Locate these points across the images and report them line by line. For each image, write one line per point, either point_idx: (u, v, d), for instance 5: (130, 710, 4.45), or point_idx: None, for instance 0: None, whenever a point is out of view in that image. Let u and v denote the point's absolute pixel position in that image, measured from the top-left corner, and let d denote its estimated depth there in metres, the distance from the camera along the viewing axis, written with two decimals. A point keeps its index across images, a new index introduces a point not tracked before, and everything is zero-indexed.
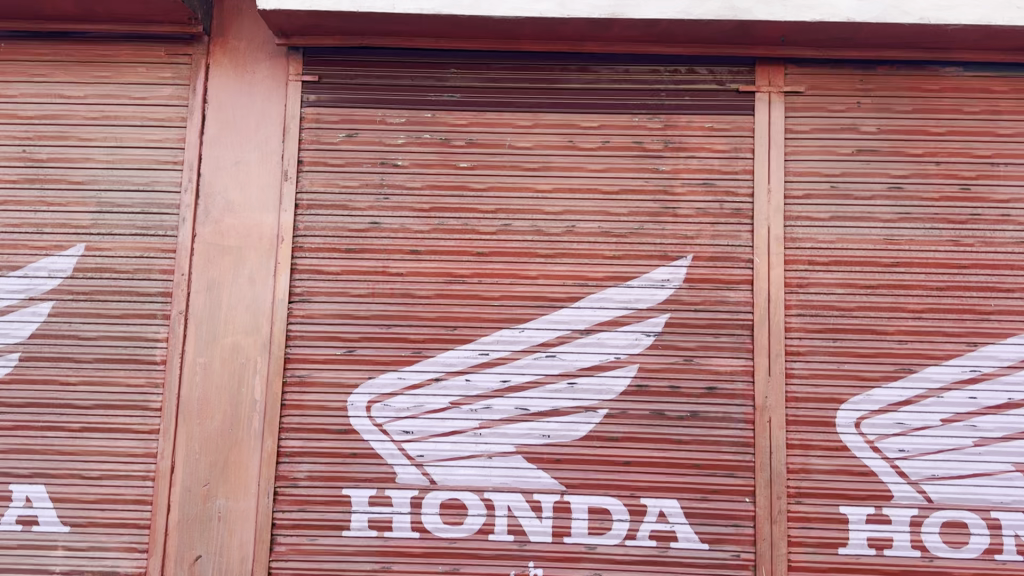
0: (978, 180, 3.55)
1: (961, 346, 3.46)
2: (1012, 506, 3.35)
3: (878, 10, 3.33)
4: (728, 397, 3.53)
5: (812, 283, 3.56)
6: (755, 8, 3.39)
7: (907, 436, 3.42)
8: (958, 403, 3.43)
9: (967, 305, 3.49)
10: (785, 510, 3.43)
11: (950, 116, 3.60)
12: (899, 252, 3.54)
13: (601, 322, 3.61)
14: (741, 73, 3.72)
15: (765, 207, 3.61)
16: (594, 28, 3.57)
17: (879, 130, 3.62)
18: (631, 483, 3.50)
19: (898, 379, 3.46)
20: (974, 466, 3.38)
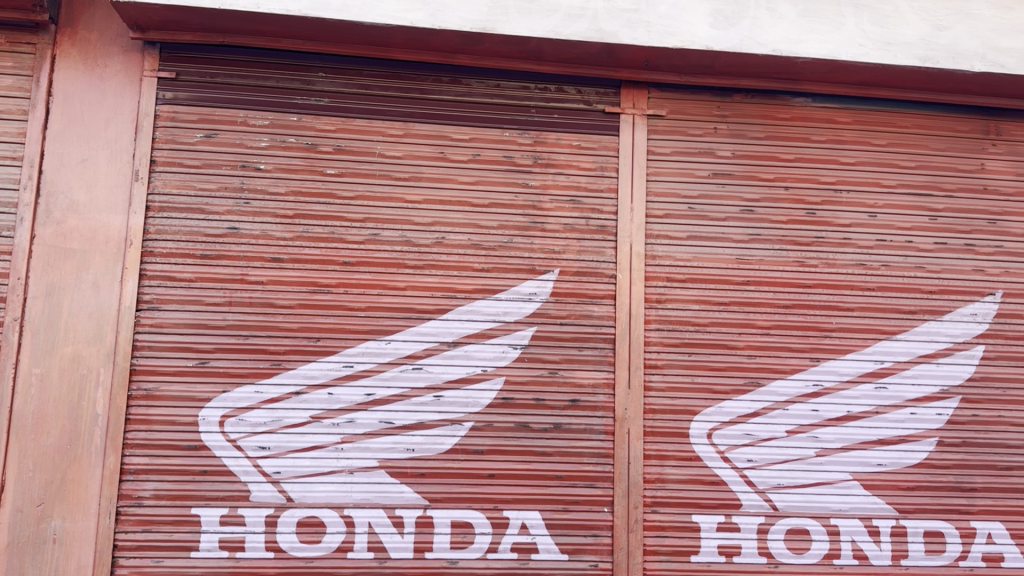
0: (823, 205, 3.76)
1: (805, 361, 3.65)
2: (850, 513, 3.55)
3: (733, 41, 3.50)
4: (590, 410, 3.58)
5: (669, 299, 3.68)
6: (621, 32, 3.49)
7: (755, 446, 3.58)
8: (802, 415, 3.61)
9: (810, 323, 3.68)
10: (641, 519, 3.51)
11: (799, 144, 3.80)
12: (750, 271, 3.71)
13: (469, 335, 3.60)
14: (607, 94, 3.82)
15: (628, 225, 3.71)
16: (465, 41, 3.57)
17: (734, 155, 3.79)
18: (494, 496, 3.49)
19: (748, 392, 3.62)
20: (815, 476, 3.56)
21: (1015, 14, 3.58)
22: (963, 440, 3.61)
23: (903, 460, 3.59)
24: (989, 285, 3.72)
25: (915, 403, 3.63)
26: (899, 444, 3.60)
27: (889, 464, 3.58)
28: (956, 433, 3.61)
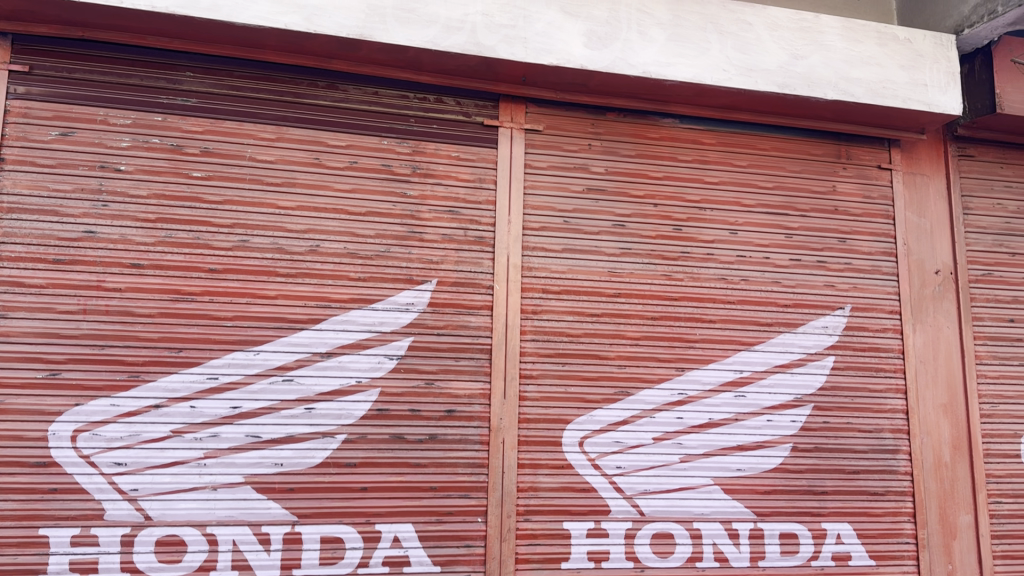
0: (689, 222, 3.93)
1: (671, 371, 3.79)
2: (711, 516, 3.70)
3: (606, 60, 3.60)
4: (465, 420, 3.59)
5: (545, 310, 3.74)
6: (498, 46, 3.53)
7: (624, 453, 3.68)
8: (667, 423, 3.74)
9: (676, 334, 3.83)
10: (514, 528, 3.53)
11: (667, 163, 3.96)
12: (621, 284, 3.83)
13: (342, 345, 3.54)
14: (485, 107, 3.86)
15: (505, 236, 3.75)
16: (341, 47, 3.51)
17: (606, 171, 3.90)
18: (366, 510, 3.44)
19: (617, 401, 3.73)
20: (679, 481, 3.70)
21: (864, 46, 3.80)
22: (815, 445, 3.82)
23: (760, 465, 3.77)
24: (839, 299, 3.97)
25: (772, 410, 3.83)
26: (757, 450, 3.78)
27: (747, 469, 3.76)
28: (808, 439, 3.83)
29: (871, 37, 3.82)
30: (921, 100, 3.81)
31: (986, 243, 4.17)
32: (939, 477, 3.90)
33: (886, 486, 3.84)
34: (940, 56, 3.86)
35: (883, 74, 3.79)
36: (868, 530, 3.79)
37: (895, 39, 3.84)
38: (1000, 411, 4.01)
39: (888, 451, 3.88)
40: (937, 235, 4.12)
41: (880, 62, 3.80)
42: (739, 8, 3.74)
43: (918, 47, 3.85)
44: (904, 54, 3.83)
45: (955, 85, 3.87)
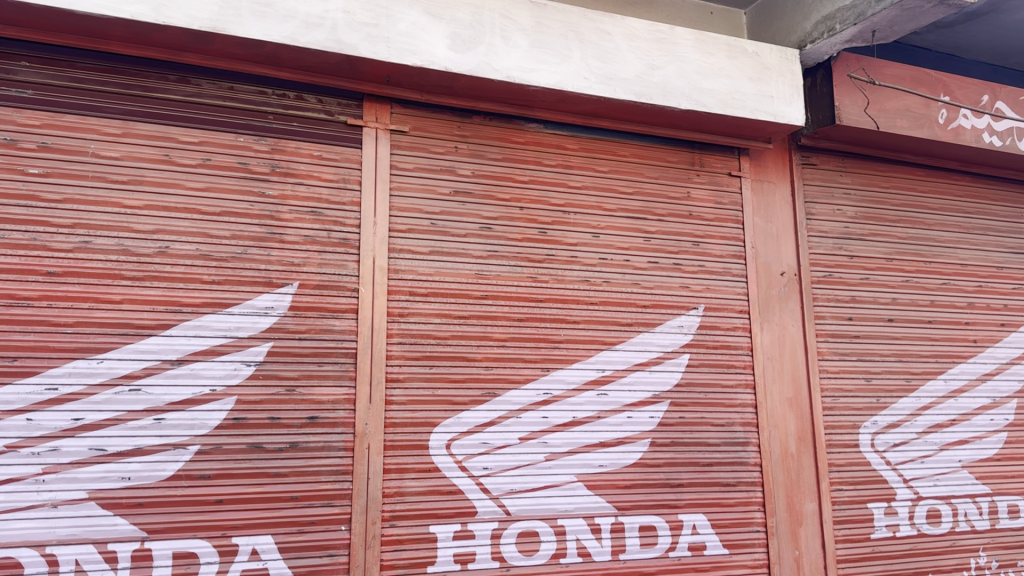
0: (553, 225, 4.00)
1: (536, 371, 3.85)
2: (575, 513, 3.77)
3: (470, 64, 3.61)
4: (329, 426, 3.51)
5: (411, 313, 3.71)
6: (361, 45, 3.46)
7: (490, 454, 3.71)
8: (533, 422, 3.80)
9: (541, 335, 3.89)
10: (378, 534, 3.48)
11: (532, 167, 4.02)
12: (488, 286, 3.85)
13: (196, 352, 3.37)
14: (349, 106, 3.79)
15: (371, 238, 3.69)
16: (193, 40, 3.34)
17: (472, 174, 3.91)
18: (222, 523, 3.29)
19: (484, 403, 3.75)
20: (545, 479, 3.77)
21: (716, 58, 3.97)
22: (671, 440, 3.98)
23: (620, 460, 3.89)
24: (693, 300, 4.15)
25: (631, 407, 3.96)
26: (617, 446, 3.90)
27: (609, 465, 3.87)
28: (665, 433, 3.98)
29: (722, 50, 3.99)
30: (768, 111, 4.03)
31: (827, 247, 4.47)
32: (787, 467, 4.13)
33: (738, 477, 4.04)
34: (786, 70, 4.09)
35: (734, 85, 3.98)
36: (721, 520, 3.97)
37: (745, 52, 4.02)
38: (840, 403, 4.30)
39: (740, 444, 4.08)
40: (783, 239, 4.38)
41: (730, 74, 3.99)
42: (599, 17, 3.83)
43: (766, 60, 4.06)
44: (753, 67, 4.03)
45: (798, 98, 4.11)
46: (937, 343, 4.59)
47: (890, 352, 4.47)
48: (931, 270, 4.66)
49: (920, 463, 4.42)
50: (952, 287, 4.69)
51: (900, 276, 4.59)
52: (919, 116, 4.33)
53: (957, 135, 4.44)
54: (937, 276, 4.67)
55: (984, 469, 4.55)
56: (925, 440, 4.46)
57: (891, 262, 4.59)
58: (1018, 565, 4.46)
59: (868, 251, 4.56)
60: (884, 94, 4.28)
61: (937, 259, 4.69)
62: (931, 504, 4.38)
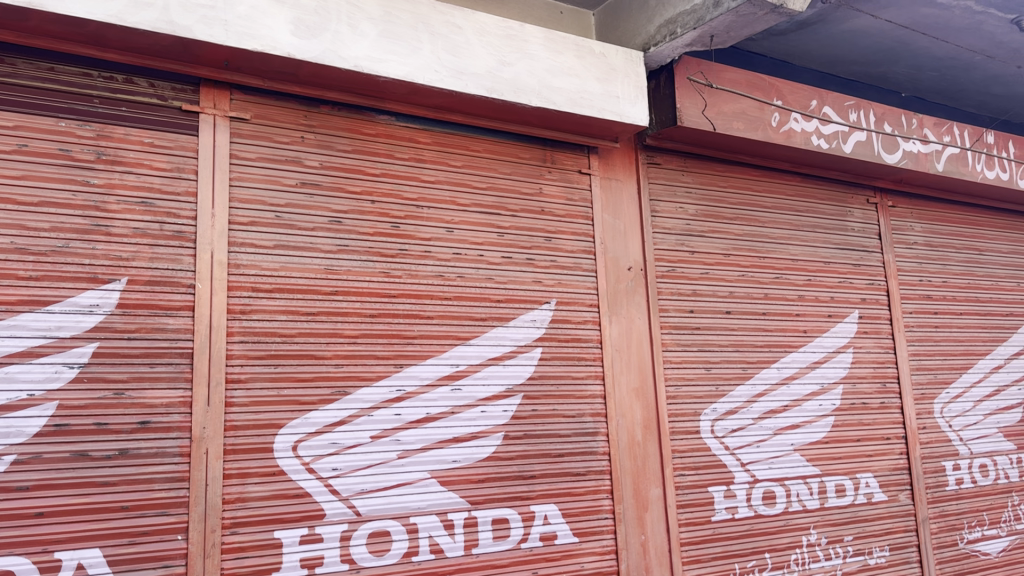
0: (406, 219, 3.91)
1: (389, 368, 3.74)
2: (427, 509, 3.71)
3: (315, 51, 3.46)
4: (163, 431, 3.25)
5: (254, 309, 3.51)
6: (195, 27, 3.24)
7: (340, 454, 3.57)
8: (385, 420, 3.69)
9: (394, 330, 3.79)
10: (219, 542, 3.27)
11: (384, 159, 3.91)
12: (337, 281, 3.70)
13: (11, 354, 3.06)
14: (184, 91, 3.54)
15: (208, 231, 3.46)
16: (4, 14, 3.03)
17: (320, 165, 3.76)
18: (43, 538, 2.99)
19: (333, 402, 3.60)
20: (397, 477, 3.67)
21: (565, 57, 4.03)
22: (524, 432, 4.00)
23: (474, 455, 3.86)
24: (546, 294, 4.19)
25: (485, 401, 3.94)
26: (471, 441, 3.87)
27: (462, 460, 3.83)
28: (518, 427, 3.99)
29: (571, 50, 4.05)
30: (614, 110, 4.14)
31: (670, 242, 4.65)
32: (633, 454, 4.26)
33: (587, 467, 4.11)
34: (630, 71, 4.20)
35: (581, 85, 4.05)
36: (571, 509, 4.02)
37: (592, 52, 4.10)
38: (682, 392, 4.50)
39: (590, 434, 4.16)
40: (630, 235, 4.50)
41: (578, 73, 4.05)
42: (448, 10, 3.77)
43: (612, 61, 4.16)
44: (599, 67, 4.12)
45: (642, 99, 4.24)
46: (771, 333, 4.88)
47: (728, 342, 4.72)
48: (765, 265, 4.95)
49: (756, 447, 4.69)
50: (784, 280, 5.00)
51: (737, 271, 4.85)
52: (753, 118, 4.58)
53: (789, 137, 4.72)
54: (770, 270, 4.97)
55: (813, 451, 4.88)
56: (760, 425, 4.73)
57: (729, 258, 4.83)
58: (843, 540, 4.83)
59: (708, 246, 4.78)
60: (722, 97, 4.48)
61: (771, 254, 4.99)
62: (766, 485, 4.66)
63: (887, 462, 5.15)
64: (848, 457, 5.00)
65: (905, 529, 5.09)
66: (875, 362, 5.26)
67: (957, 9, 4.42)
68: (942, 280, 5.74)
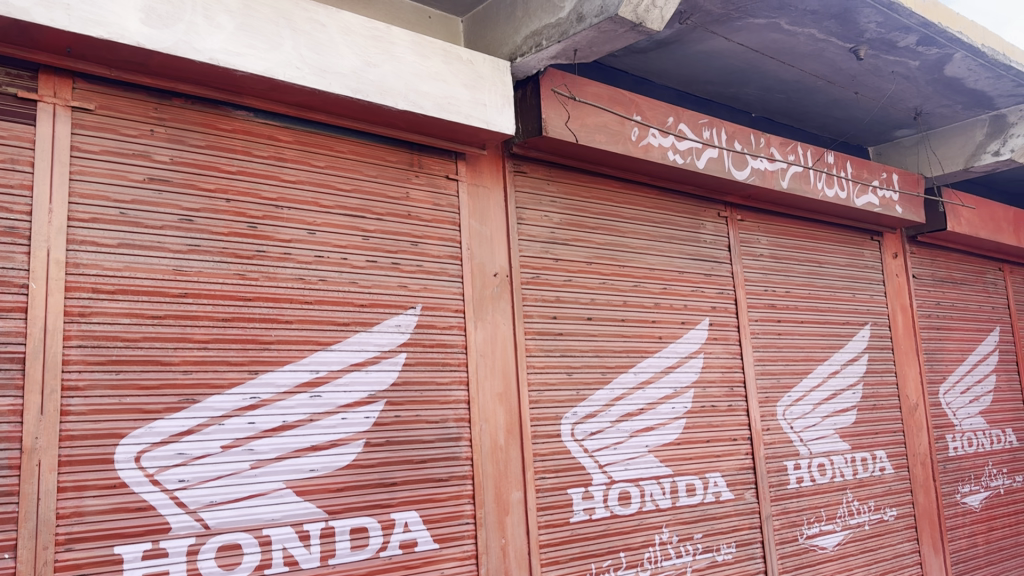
0: (264, 220, 3.79)
1: (242, 374, 3.61)
2: (282, 521, 3.60)
3: (167, 41, 3.27)
4: None
5: (95, 313, 3.30)
6: (33, 9, 2.98)
7: (187, 465, 3.40)
8: (237, 429, 3.55)
9: (249, 335, 3.66)
10: (50, 560, 3.05)
11: (241, 157, 3.77)
12: (188, 283, 3.54)
13: None
14: (20, 77, 3.27)
15: (44, 227, 3.22)
16: None
17: (171, 161, 3.58)
18: None
19: (181, 410, 3.43)
20: (249, 488, 3.54)
21: (431, 61, 4.01)
22: (385, 439, 3.95)
23: (332, 463, 3.78)
24: (411, 299, 4.16)
25: (346, 408, 3.87)
26: (329, 449, 3.79)
27: (320, 469, 3.74)
28: (380, 433, 3.94)
29: (438, 55, 4.04)
30: (480, 117, 4.17)
31: (535, 250, 4.74)
32: (495, 459, 4.29)
33: (449, 472, 4.11)
34: (497, 79, 4.25)
35: (448, 90, 4.05)
36: (432, 515, 4.01)
37: (459, 59, 4.11)
38: (544, 396, 4.59)
39: (452, 439, 4.16)
40: (496, 242, 4.55)
41: (445, 79, 4.05)
42: (311, 6, 3.66)
43: (478, 69, 4.19)
44: (466, 74, 4.13)
45: (508, 107, 4.30)
46: (630, 339, 5.06)
47: (589, 347, 4.85)
48: (624, 274, 5.13)
49: (613, 449, 4.84)
50: (643, 288, 5.20)
51: (599, 278, 5.00)
52: (614, 132, 4.74)
53: (647, 151, 4.91)
54: (629, 279, 5.15)
55: (666, 452, 5.09)
56: (618, 427, 4.89)
57: (591, 266, 4.98)
58: (693, 538, 5.06)
59: (571, 254, 4.90)
60: (585, 109, 4.61)
61: (630, 263, 5.17)
62: (622, 486, 4.81)
63: (735, 462, 5.45)
64: (699, 458, 5.25)
65: (750, 526, 5.39)
66: (725, 367, 5.55)
67: (802, 37, 4.74)
68: (786, 290, 6.13)
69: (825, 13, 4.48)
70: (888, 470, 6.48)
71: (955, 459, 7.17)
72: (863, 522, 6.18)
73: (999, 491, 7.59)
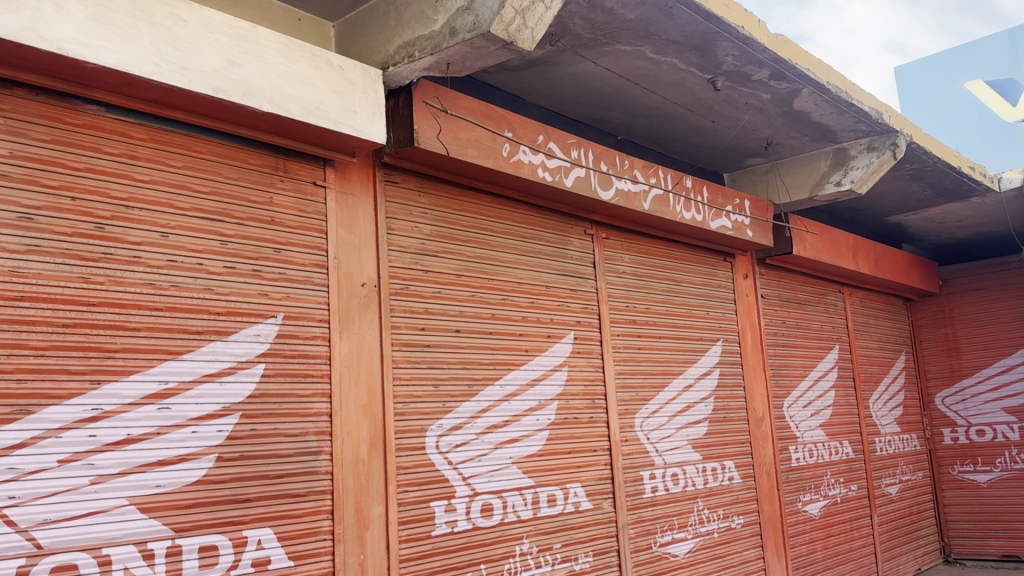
0: (113, 220, 3.58)
1: (84, 385, 3.38)
2: (123, 539, 3.39)
3: (10, 26, 3.02)
4: None
5: None
6: None
7: (17, 481, 3.15)
8: (77, 443, 3.32)
9: (93, 343, 3.43)
10: None
11: (89, 153, 3.55)
12: (25, 285, 3.29)
13: None
14: None
15: None
16: None
17: (10, 154, 3.33)
18: None
19: (12, 422, 3.17)
20: (88, 505, 3.32)
21: (300, 65, 3.92)
22: (240, 453, 3.81)
23: (180, 479, 3.60)
24: (272, 308, 4.04)
25: (197, 421, 3.69)
26: (178, 464, 3.61)
27: (167, 484, 3.56)
28: (233, 447, 3.79)
29: (306, 58, 3.95)
30: (349, 124, 4.11)
31: (404, 260, 4.72)
32: (357, 473, 4.23)
33: (307, 487, 4.01)
34: (367, 87, 4.20)
35: (317, 95, 3.97)
36: (288, 532, 3.90)
37: (329, 64, 4.04)
38: (409, 409, 4.56)
39: (312, 453, 4.06)
40: (365, 251, 4.49)
41: (314, 83, 3.97)
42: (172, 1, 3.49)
43: (348, 75, 4.13)
44: (336, 80, 4.06)
45: (378, 116, 4.26)
46: (496, 352, 5.11)
47: (455, 360, 4.87)
48: (493, 287, 5.19)
49: (477, 461, 4.86)
50: (510, 302, 5.28)
51: (467, 291, 5.03)
52: (486, 147, 4.80)
53: (518, 167, 5.00)
54: (497, 292, 5.22)
55: (528, 463, 5.16)
56: (483, 439, 4.92)
57: (459, 278, 5.00)
58: (553, 548, 5.16)
59: (440, 266, 4.91)
60: (457, 123, 4.64)
61: (499, 277, 5.24)
62: (484, 498, 4.85)
63: (594, 473, 5.61)
64: (561, 469, 5.37)
65: (606, 535, 5.56)
66: (587, 380, 5.71)
67: (665, 65, 4.97)
68: (646, 307, 6.39)
69: (686, 44, 4.71)
70: (736, 480, 6.85)
71: (798, 469, 7.67)
72: (712, 529, 6.49)
73: (835, 499, 8.17)
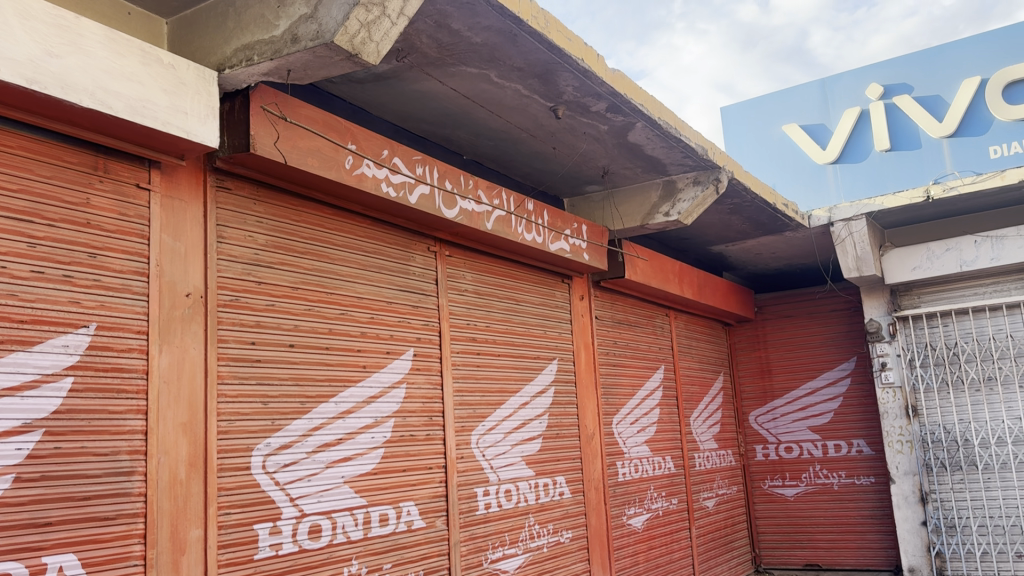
0: None
1: None
2: None
3: None
4: None
5: None
6: None
7: None
8: None
9: None
10: None
11: None
12: None
13: None
14: None
15: None
16: None
17: None
18: None
19: None
20: None
21: (127, 60, 3.68)
22: (41, 474, 3.49)
23: None
24: (83, 317, 3.75)
25: None
26: None
27: None
28: (33, 467, 3.47)
29: (135, 54, 3.72)
30: (179, 126, 3.90)
31: (235, 271, 4.52)
32: (173, 494, 3.97)
33: (118, 510, 3.72)
34: (201, 88, 4.01)
35: (145, 93, 3.74)
36: (93, 558, 3.60)
37: (159, 61, 3.82)
38: (235, 427, 4.36)
39: (124, 474, 3.77)
40: (191, 259, 4.27)
41: (142, 81, 3.74)
42: None
43: (181, 75, 3.92)
44: (167, 79, 3.85)
45: (212, 119, 4.08)
46: (332, 368, 5.00)
47: (287, 376, 4.72)
48: (331, 301, 5.08)
49: (307, 481, 4.72)
50: (349, 317, 5.19)
51: (304, 304, 4.90)
52: (327, 158, 4.71)
53: (360, 181, 4.94)
54: (336, 306, 5.11)
55: (361, 482, 5.07)
56: (314, 458, 4.79)
57: (295, 292, 4.87)
58: (382, 568, 5.09)
59: (275, 278, 4.76)
60: (296, 132, 4.53)
61: (338, 291, 5.14)
62: (313, 519, 4.71)
63: (428, 491, 5.59)
64: (394, 487, 5.31)
65: (437, 553, 5.55)
66: (424, 397, 5.70)
67: (509, 90, 5.09)
68: (486, 325, 6.48)
69: (529, 71, 4.84)
70: (566, 495, 7.05)
71: (624, 484, 8.00)
72: (542, 545, 6.64)
73: (658, 512, 8.59)
